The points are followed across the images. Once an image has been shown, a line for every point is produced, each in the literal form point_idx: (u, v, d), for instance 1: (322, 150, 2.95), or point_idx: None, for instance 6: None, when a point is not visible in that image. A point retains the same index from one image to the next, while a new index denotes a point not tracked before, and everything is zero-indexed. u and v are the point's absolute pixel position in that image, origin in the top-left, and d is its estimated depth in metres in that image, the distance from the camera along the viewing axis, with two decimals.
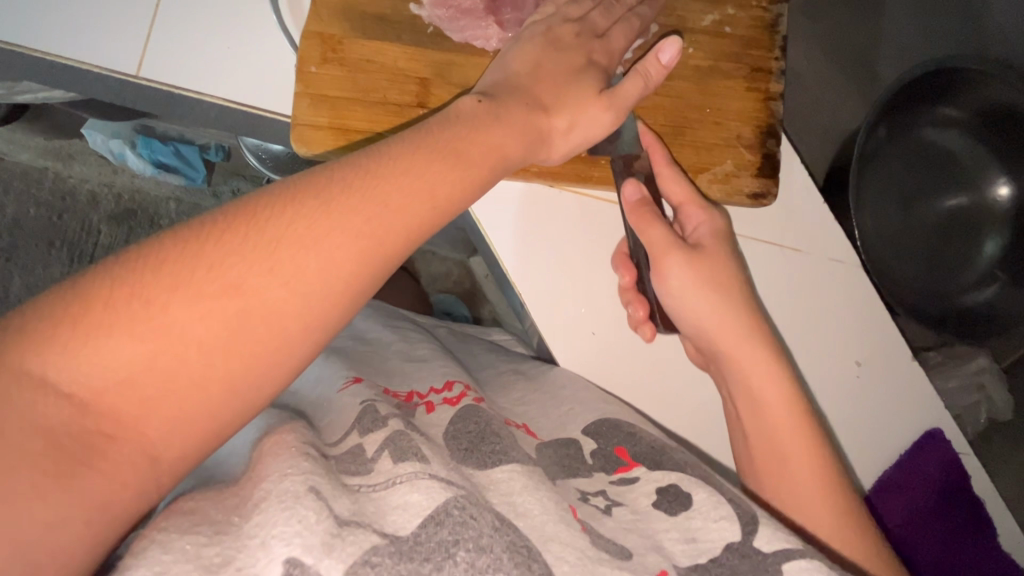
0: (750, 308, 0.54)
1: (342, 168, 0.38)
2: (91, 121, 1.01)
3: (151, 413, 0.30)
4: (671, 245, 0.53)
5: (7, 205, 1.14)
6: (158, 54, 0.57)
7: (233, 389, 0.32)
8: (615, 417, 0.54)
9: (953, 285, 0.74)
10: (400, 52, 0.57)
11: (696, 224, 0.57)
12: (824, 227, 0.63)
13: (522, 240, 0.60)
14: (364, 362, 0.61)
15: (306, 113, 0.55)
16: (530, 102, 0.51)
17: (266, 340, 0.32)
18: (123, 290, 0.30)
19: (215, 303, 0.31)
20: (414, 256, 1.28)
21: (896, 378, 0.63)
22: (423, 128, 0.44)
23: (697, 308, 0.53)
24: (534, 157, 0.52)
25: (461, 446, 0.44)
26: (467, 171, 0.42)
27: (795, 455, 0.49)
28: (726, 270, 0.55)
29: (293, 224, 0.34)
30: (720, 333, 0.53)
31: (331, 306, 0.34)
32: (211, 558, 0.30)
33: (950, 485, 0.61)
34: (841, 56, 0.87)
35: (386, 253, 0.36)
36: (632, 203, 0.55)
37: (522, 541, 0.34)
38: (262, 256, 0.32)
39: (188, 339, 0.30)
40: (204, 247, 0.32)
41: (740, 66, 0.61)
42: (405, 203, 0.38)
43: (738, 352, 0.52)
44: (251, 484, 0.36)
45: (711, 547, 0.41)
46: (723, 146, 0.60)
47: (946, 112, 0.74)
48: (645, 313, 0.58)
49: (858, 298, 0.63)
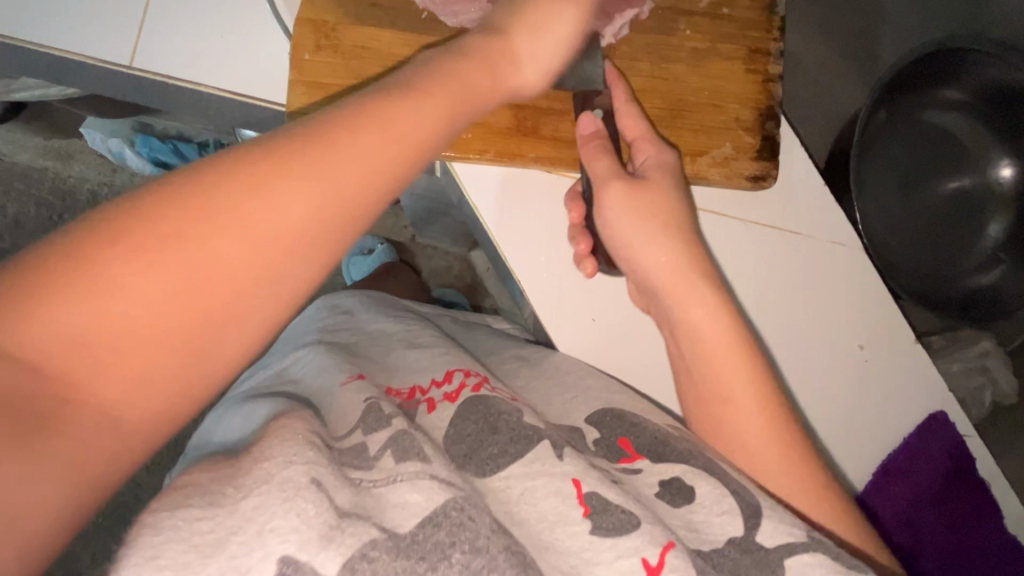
0: (691, 243, 0.54)
1: (307, 119, 0.34)
2: (91, 120, 1.03)
3: (90, 388, 0.26)
4: (616, 172, 0.54)
5: (8, 205, 1.14)
6: (152, 44, 0.56)
7: (189, 357, 0.28)
8: (620, 407, 0.53)
9: (957, 267, 0.74)
10: (393, 38, 0.56)
11: (645, 159, 0.56)
12: (826, 209, 0.62)
13: (518, 226, 0.59)
14: (365, 355, 0.61)
15: (300, 100, 0.55)
16: (489, 34, 0.48)
17: (208, 305, 0.29)
18: (53, 255, 0.26)
19: (145, 259, 0.27)
20: (415, 250, 1.28)
21: (901, 363, 0.63)
22: (396, 75, 0.40)
23: (636, 231, 0.53)
24: (510, 88, 0.48)
25: (462, 450, 0.44)
26: (446, 113, 0.39)
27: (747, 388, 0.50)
28: (669, 201, 0.54)
29: (233, 175, 0.30)
30: (662, 273, 0.52)
31: (282, 262, 0.31)
32: (207, 535, 0.30)
33: (953, 468, 0.61)
34: (841, 39, 0.86)
35: (348, 200, 0.32)
36: (586, 135, 0.55)
37: (518, 548, 0.34)
38: (197, 209, 0.29)
39: (132, 304, 0.27)
40: (145, 206, 0.28)
41: (738, 48, 0.60)
42: (365, 146, 0.34)
43: (681, 288, 0.52)
44: (253, 462, 0.35)
45: (715, 539, 0.41)
46: (722, 129, 0.59)
47: (947, 94, 0.73)
48: (587, 248, 0.58)
49: (860, 281, 0.62)
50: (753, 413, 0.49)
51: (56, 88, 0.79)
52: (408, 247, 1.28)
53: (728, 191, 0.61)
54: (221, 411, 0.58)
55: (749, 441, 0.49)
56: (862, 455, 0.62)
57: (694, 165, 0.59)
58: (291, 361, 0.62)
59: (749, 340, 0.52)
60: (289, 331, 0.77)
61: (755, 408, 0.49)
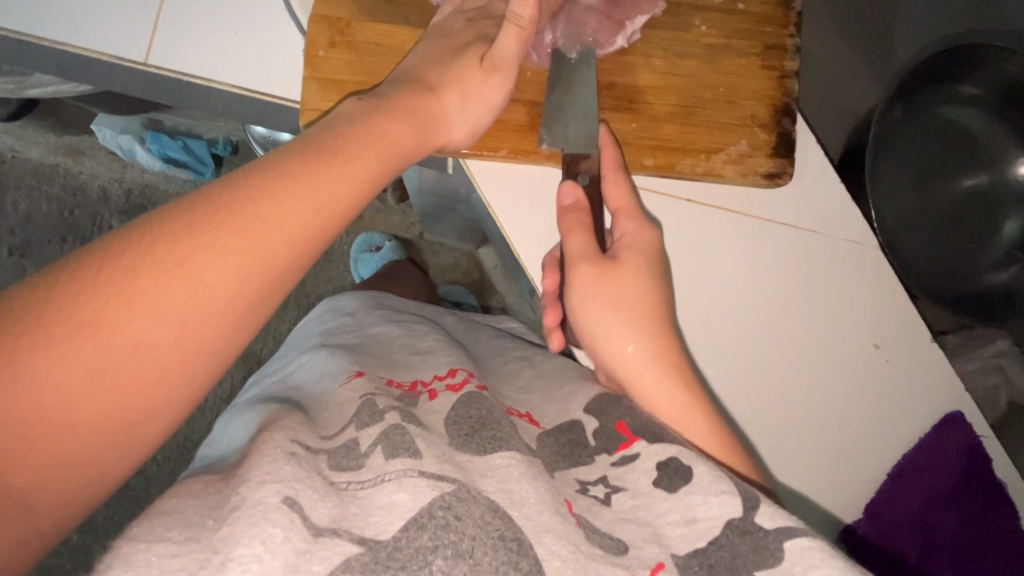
0: (663, 332, 0.52)
1: (210, 189, 0.36)
2: (102, 117, 1.02)
3: (14, 466, 0.27)
4: (587, 255, 0.52)
5: (19, 201, 1.15)
6: (166, 40, 0.57)
7: (113, 428, 0.30)
8: (618, 393, 0.52)
9: (972, 265, 0.73)
10: (408, 35, 0.57)
11: (623, 234, 0.54)
12: (841, 206, 0.61)
13: (529, 222, 0.58)
14: (373, 355, 0.61)
15: (314, 97, 0.54)
16: (418, 88, 0.52)
17: (135, 377, 0.30)
18: None
19: (57, 345, 0.28)
20: (424, 248, 1.28)
21: (918, 362, 0.62)
22: (301, 137, 0.42)
23: (603, 325, 0.51)
24: (433, 143, 0.52)
25: (462, 431, 0.44)
26: (353, 171, 0.41)
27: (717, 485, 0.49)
28: (639, 291, 0.52)
29: (154, 249, 0.32)
30: (630, 368, 0.51)
31: (201, 330, 0.33)
32: (176, 574, 0.31)
33: (972, 467, 0.60)
34: (854, 33, 0.85)
35: (267, 267, 0.35)
36: (565, 206, 0.54)
37: (512, 534, 0.35)
38: (114, 291, 0.30)
39: (49, 385, 0.28)
40: (55, 292, 0.30)
41: (755, 43, 0.59)
42: (280, 215, 0.36)
43: (648, 386, 0.50)
44: (233, 484, 0.36)
45: (710, 526, 0.40)
46: (737, 126, 0.59)
47: (965, 88, 0.72)
48: (556, 320, 0.57)
49: (872, 280, 0.61)
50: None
51: (71, 85, 0.80)
52: (417, 245, 1.28)
53: (741, 189, 0.60)
54: (226, 417, 0.59)
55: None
56: (868, 456, 0.62)
57: (710, 162, 0.58)
58: (298, 365, 0.62)
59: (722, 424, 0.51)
60: (296, 333, 0.78)
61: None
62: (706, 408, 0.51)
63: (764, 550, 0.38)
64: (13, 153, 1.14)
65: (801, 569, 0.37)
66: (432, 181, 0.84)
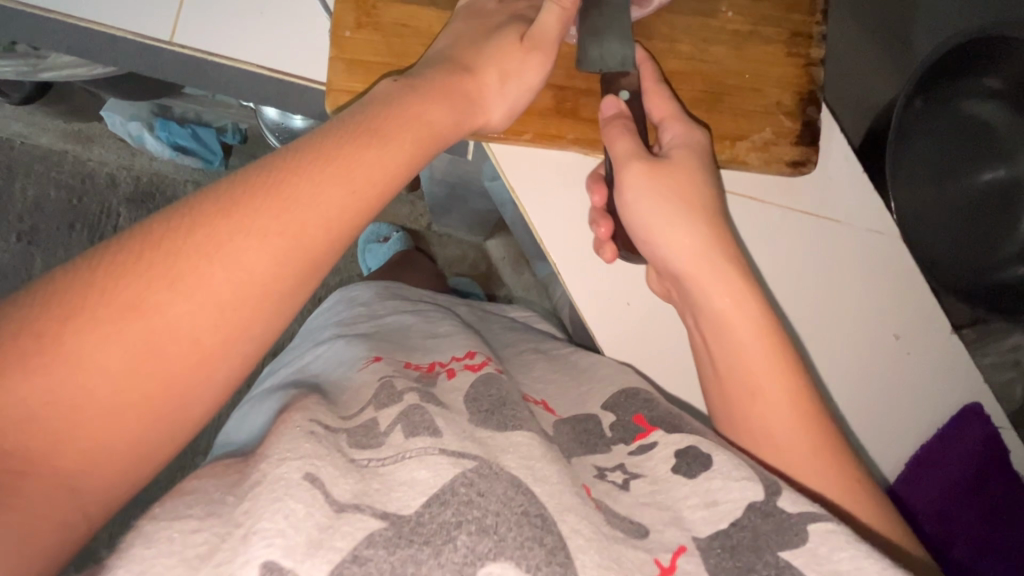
0: (718, 229, 0.51)
1: (250, 172, 0.36)
2: (109, 102, 1.00)
3: (63, 447, 0.28)
4: (637, 154, 0.52)
5: (28, 187, 1.14)
6: (189, 21, 0.56)
7: (155, 413, 0.30)
8: (633, 388, 0.54)
9: (989, 259, 0.72)
10: (434, 17, 0.56)
11: (672, 138, 0.55)
12: (863, 194, 0.61)
13: (550, 207, 0.59)
14: (389, 340, 0.61)
15: (340, 77, 0.55)
16: (451, 68, 0.51)
17: (178, 361, 0.31)
18: (17, 326, 0.28)
19: (101, 330, 0.29)
20: (431, 239, 1.28)
21: (938, 353, 0.63)
22: (336, 119, 0.42)
23: (655, 216, 0.51)
24: (469, 124, 0.51)
25: (482, 408, 0.43)
26: (389, 152, 0.41)
27: (767, 386, 0.47)
28: (693, 185, 0.52)
29: (195, 235, 0.32)
30: (685, 258, 0.50)
31: (243, 315, 0.33)
32: (197, 548, 0.29)
33: (991, 458, 0.60)
34: (875, 23, 0.84)
35: (305, 251, 0.35)
36: (609, 116, 0.53)
37: (536, 511, 0.33)
38: (157, 275, 0.31)
39: (92, 368, 0.29)
40: (96, 277, 0.30)
41: (781, 30, 0.59)
42: (317, 200, 0.36)
43: (704, 278, 0.49)
44: (255, 463, 0.35)
45: (733, 508, 0.40)
46: (762, 113, 0.59)
47: (988, 82, 0.69)
48: (608, 232, 0.56)
49: (891, 272, 0.62)
50: (780, 402, 0.46)
51: (87, 67, 0.79)
52: (424, 235, 1.27)
53: (766, 176, 0.60)
54: (245, 406, 0.59)
55: (776, 429, 0.46)
56: (885, 448, 0.62)
57: (734, 150, 0.58)
58: (315, 355, 0.62)
59: (776, 326, 0.49)
60: (308, 325, 0.78)
61: (780, 393, 0.46)
62: (760, 301, 0.49)
63: (787, 530, 0.38)
64: (22, 140, 1.14)
65: (826, 550, 0.36)
66: (444, 171, 0.84)
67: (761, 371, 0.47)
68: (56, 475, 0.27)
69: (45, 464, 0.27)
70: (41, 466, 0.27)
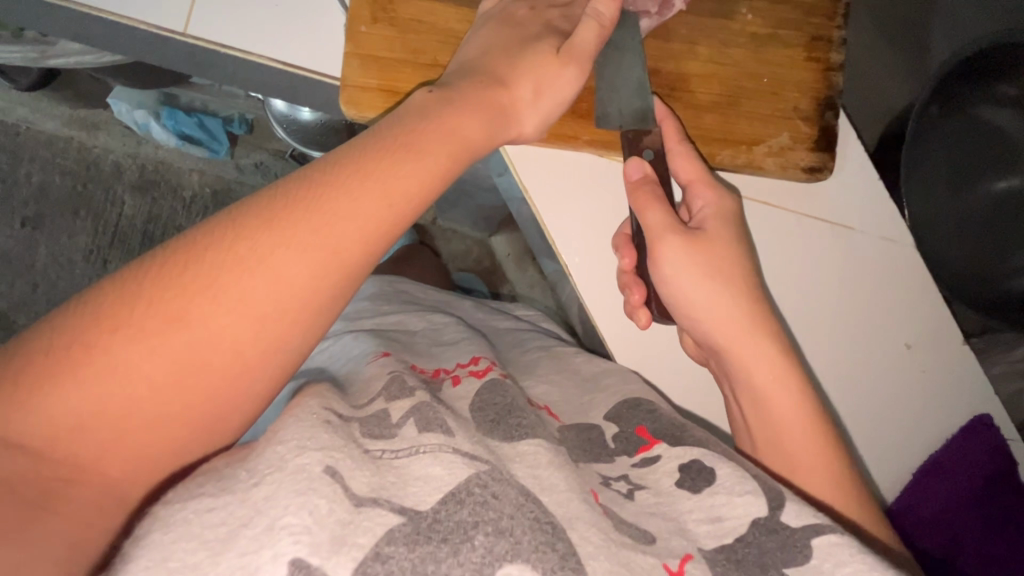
0: (755, 298, 0.51)
1: (291, 183, 0.37)
2: (117, 89, 0.99)
3: (110, 454, 0.29)
4: (671, 228, 0.52)
5: (32, 173, 1.14)
6: (203, 12, 0.56)
7: (194, 421, 0.32)
8: (634, 398, 0.54)
9: (1005, 266, 0.69)
10: (451, 14, 0.56)
11: (702, 204, 0.54)
12: (878, 203, 0.61)
13: (564, 208, 0.58)
14: (396, 339, 0.60)
15: (355, 73, 0.54)
16: (488, 80, 0.50)
17: (219, 371, 0.32)
18: (67, 336, 0.30)
19: (147, 342, 0.30)
20: (436, 234, 1.27)
21: (948, 363, 0.62)
22: (375, 129, 0.42)
23: (695, 294, 0.51)
24: (506, 135, 0.51)
25: (489, 417, 0.43)
26: (426, 165, 0.41)
27: (800, 452, 0.47)
28: (729, 258, 0.52)
29: (236, 246, 0.33)
30: (724, 336, 0.50)
31: (282, 329, 0.34)
32: (218, 529, 0.28)
33: (999, 470, 0.60)
34: (892, 28, 0.83)
35: (343, 263, 0.35)
36: (635, 180, 0.54)
37: (546, 517, 0.33)
38: (199, 288, 0.32)
39: (139, 378, 0.30)
40: (141, 288, 0.31)
41: (801, 34, 0.59)
42: (355, 212, 0.36)
43: (747, 354, 0.49)
44: (266, 443, 0.33)
45: (737, 526, 0.39)
46: (780, 118, 0.58)
47: (1002, 88, 0.67)
48: (641, 298, 0.56)
49: (903, 283, 0.62)
50: (824, 478, 0.46)
51: (94, 55, 0.78)
52: (429, 230, 1.26)
53: (782, 182, 0.60)
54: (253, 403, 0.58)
55: (818, 505, 0.45)
56: (892, 457, 0.62)
57: (750, 154, 0.58)
58: (318, 349, 0.61)
59: (808, 386, 0.49)
60: None
61: (824, 475, 0.46)
62: (790, 353, 0.50)
63: (792, 547, 0.37)
64: (27, 125, 1.13)
65: (830, 565, 0.36)
66: None
67: (796, 437, 0.47)
68: (102, 481, 0.29)
69: (92, 470, 0.29)
70: (88, 473, 0.29)
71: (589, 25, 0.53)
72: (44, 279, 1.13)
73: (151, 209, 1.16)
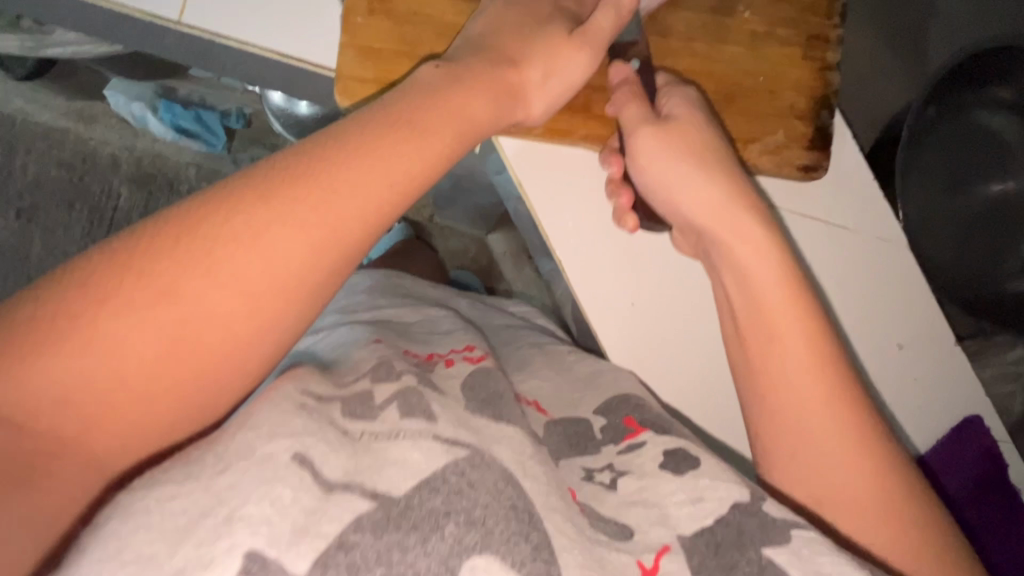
0: (734, 178, 0.51)
1: (289, 159, 0.36)
2: (116, 81, 1.01)
3: (94, 430, 0.29)
4: (642, 121, 0.52)
5: (28, 164, 1.13)
6: (201, 1, 0.55)
7: (181, 398, 0.32)
8: (624, 393, 0.54)
9: (999, 268, 0.69)
10: (447, 5, 0.56)
11: (670, 99, 0.54)
12: (870, 204, 0.61)
13: (556, 198, 0.58)
14: (394, 329, 0.61)
15: (351, 65, 0.54)
16: (496, 60, 0.50)
17: (211, 348, 0.32)
18: (52, 307, 0.29)
19: (136, 314, 0.30)
20: (433, 232, 1.27)
21: (938, 364, 0.63)
22: (376, 106, 0.42)
23: (670, 176, 0.52)
24: (510, 118, 0.50)
25: (478, 399, 0.43)
26: (427, 146, 0.40)
27: (782, 330, 0.46)
28: (702, 145, 0.52)
29: (231, 220, 0.33)
30: (703, 211, 0.50)
31: (275, 307, 0.34)
32: (178, 518, 0.27)
33: (984, 473, 0.60)
34: (890, 31, 0.83)
35: (340, 238, 0.35)
36: (616, 84, 0.54)
37: (522, 506, 0.33)
38: (191, 262, 0.32)
39: (126, 351, 0.30)
40: (131, 259, 0.31)
41: (797, 32, 0.59)
42: (355, 191, 0.36)
43: (727, 230, 0.49)
44: (241, 423, 0.33)
45: (718, 505, 0.39)
46: (776, 115, 0.58)
47: (1000, 92, 0.67)
48: (629, 202, 0.56)
49: (895, 282, 0.62)
50: (799, 347, 0.45)
51: (92, 45, 0.78)
52: (427, 228, 1.27)
53: (777, 181, 0.60)
54: None
55: (792, 373, 0.45)
56: None
57: (746, 152, 0.58)
58: (310, 338, 0.61)
59: (794, 265, 0.48)
60: None
61: (801, 346, 0.45)
62: (772, 229, 0.49)
63: (772, 529, 0.37)
64: (22, 116, 1.13)
65: (808, 551, 0.36)
66: None
67: (773, 308, 0.47)
68: (86, 455, 0.29)
69: (77, 446, 0.29)
70: (70, 449, 0.29)
71: (602, 14, 0.53)
72: (37, 270, 1.12)
73: (147, 201, 1.16)
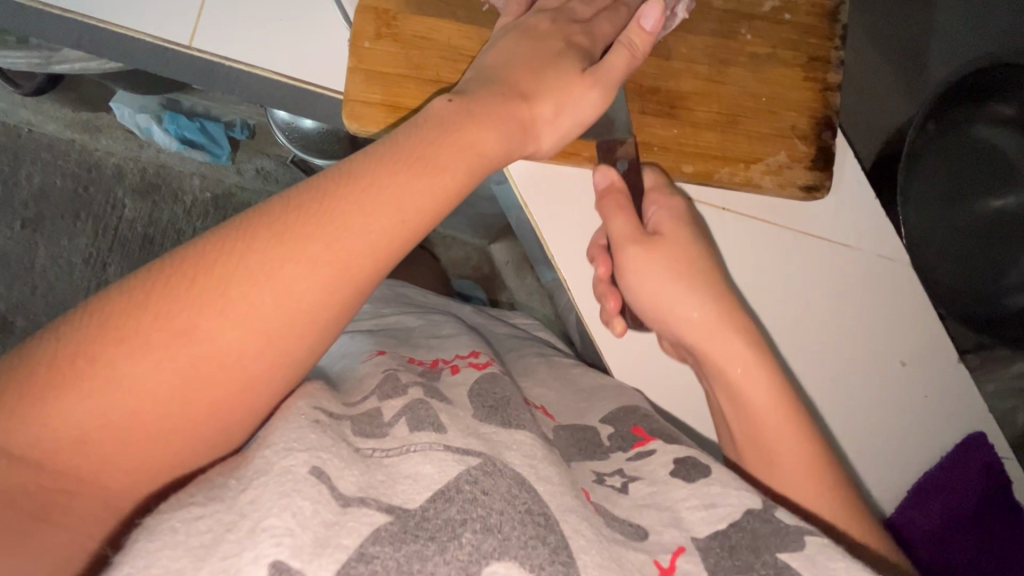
0: (721, 296, 0.52)
1: (302, 196, 0.37)
2: (120, 94, 0.98)
3: (110, 467, 0.30)
4: (632, 237, 0.54)
5: (34, 175, 1.14)
6: (210, 25, 0.56)
7: (194, 433, 0.32)
8: (630, 404, 0.55)
9: (999, 284, 0.69)
10: (453, 29, 0.56)
11: (657, 209, 0.55)
12: (873, 221, 0.62)
13: (562, 217, 0.59)
14: (393, 337, 0.61)
15: (358, 88, 0.55)
16: (510, 95, 0.50)
17: (224, 386, 0.33)
18: (70, 347, 0.30)
19: (152, 355, 0.31)
20: (435, 241, 1.27)
21: (941, 378, 0.63)
22: (389, 141, 0.42)
23: (661, 292, 0.53)
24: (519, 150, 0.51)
25: (487, 403, 0.43)
26: (438, 179, 0.41)
27: (774, 442, 0.48)
28: (689, 254, 0.54)
29: (246, 260, 0.33)
30: (696, 332, 0.51)
31: (287, 344, 0.34)
32: (202, 535, 0.28)
33: (992, 490, 0.60)
34: (890, 47, 0.84)
35: (352, 276, 0.36)
36: (603, 189, 0.55)
37: (539, 509, 0.33)
38: (206, 301, 0.32)
39: (142, 391, 0.30)
40: (147, 298, 0.32)
41: (798, 54, 0.60)
42: (367, 227, 0.37)
43: (713, 348, 0.51)
44: (255, 445, 0.34)
45: (730, 511, 0.39)
46: (778, 137, 0.59)
47: (1001, 108, 0.68)
48: (616, 307, 0.57)
49: (897, 300, 0.62)
50: (795, 454, 0.47)
51: (102, 62, 0.79)
52: (428, 237, 1.27)
53: (781, 201, 0.61)
54: None
55: None
56: (887, 473, 0.62)
57: (749, 172, 0.59)
58: None
59: (779, 377, 0.50)
60: None
61: (791, 439, 0.48)
62: (757, 341, 0.51)
63: (785, 535, 0.37)
64: (29, 128, 1.14)
65: (824, 557, 0.36)
66: None
67: (760, 414, 0.48)
68: (100, 495, 0.30)
69: (97, 483, 0.30)
70: (90, 486, 0.30)
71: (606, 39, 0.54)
72: (43, 281, 1.13)
73: (151, 212, 1.17)
